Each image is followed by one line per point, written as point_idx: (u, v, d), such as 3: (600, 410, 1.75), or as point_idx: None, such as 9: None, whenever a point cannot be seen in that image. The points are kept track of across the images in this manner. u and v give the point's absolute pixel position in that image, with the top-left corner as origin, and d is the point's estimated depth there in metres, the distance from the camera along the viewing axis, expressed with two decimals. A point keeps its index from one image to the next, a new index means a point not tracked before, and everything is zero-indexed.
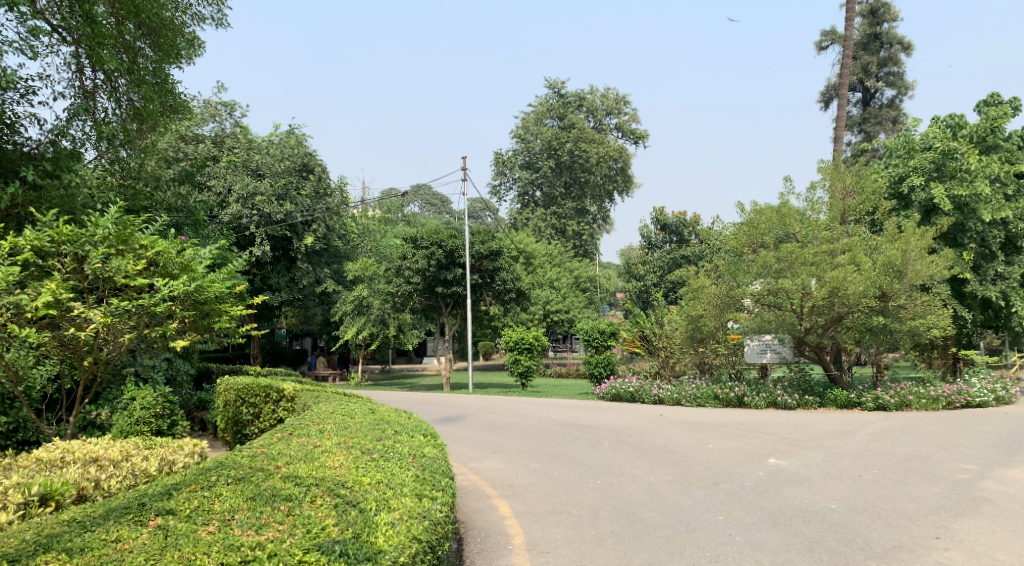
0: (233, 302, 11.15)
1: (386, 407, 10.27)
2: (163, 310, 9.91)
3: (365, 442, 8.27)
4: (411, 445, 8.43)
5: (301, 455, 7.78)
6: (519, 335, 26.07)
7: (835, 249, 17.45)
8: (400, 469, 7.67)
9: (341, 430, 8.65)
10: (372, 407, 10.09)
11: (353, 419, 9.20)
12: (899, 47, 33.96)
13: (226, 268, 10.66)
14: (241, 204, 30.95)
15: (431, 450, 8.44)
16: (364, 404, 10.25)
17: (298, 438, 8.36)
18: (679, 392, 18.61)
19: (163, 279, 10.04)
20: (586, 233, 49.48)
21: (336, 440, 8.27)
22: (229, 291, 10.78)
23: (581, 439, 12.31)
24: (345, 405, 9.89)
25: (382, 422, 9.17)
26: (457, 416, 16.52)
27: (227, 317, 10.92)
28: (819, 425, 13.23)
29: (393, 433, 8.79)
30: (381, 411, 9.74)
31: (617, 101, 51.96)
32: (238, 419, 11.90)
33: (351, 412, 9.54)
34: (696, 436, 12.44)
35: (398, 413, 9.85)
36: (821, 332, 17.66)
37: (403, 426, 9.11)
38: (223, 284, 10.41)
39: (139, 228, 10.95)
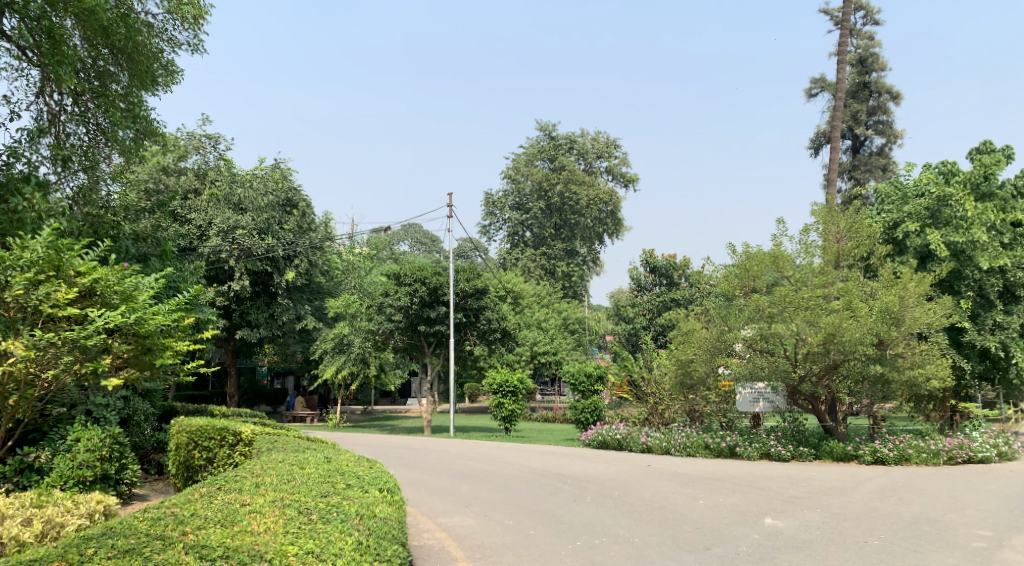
0: (181, 337, 10.30)
1: (345, 456, 9.39)
2: (97, 344, 9.13)
3: (303, 501, 7.39)
4: (361, 503, 7.57)
5: (221, 517, 6.88)
6: (502, 378, 25.18)
7: (829, 293, 16.76)
8: (338, 535, 6.81)
9: (281, 485, 7.78)
10: (328, 455, 9.22)
11: (301, 470, 8.33)
12: (888, 95, 33.68)
13: (174, 300, 9.87)
14: (221, 238, 30.36)
15: (383, 509, 7.59)
16: (322, 452, 9.40)
17: (228, 494, 7.48)
18: (668, 440, 17.71)
19: (98, 310, 9.26)
20: (575, 274, 48.69)
21: (272, 498, 7.40)
22: (176, 324, 9.94)
23: (562, 492, 11.46)
24: (300, 454, 9.02)
25: (334, 474, 8.31)
26: (432, 462, 15.63)
27: (174, 353, 10.10)
28: (815, 480, 12.43)
29: (343, 487, 7.93)
30: (339, 461, 8.87)
31: (608, 144, 51.71)
32: (191, 464, 11.07)
33: (304, 461, 8.67)
34: (685, 490, 11.59)
35: (357, 463, 9.02)
36: (816, 382, 16.95)
37: (357, 480, 8.26)
38: (168, 317, 9.58)
39: (78, 255, 10.18)
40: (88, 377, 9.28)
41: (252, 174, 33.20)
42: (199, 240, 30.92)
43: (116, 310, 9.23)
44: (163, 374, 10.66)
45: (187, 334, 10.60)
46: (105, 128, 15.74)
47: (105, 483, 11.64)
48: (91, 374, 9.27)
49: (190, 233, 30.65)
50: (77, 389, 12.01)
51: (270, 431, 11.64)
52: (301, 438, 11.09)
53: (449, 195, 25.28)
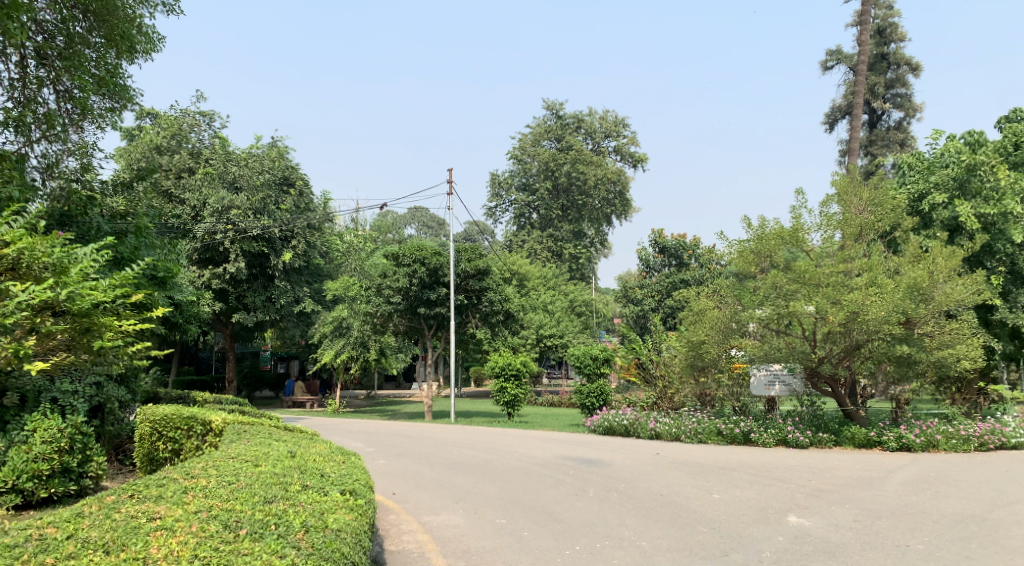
0: (129, 317, 9.32)
1: (313, 450, 8.45)
2: (20, 322, 8.18)
3: (230, 510, 6.48)
4: (304, 511, 6.65)
5: (116, 540, 5.98)
6: (505, 362, 24.19)
7: (852, 269, 15.62)
8: (269, 555, 5.91)
9: (218, 490, 6.90)
10: (294, 449, 8.33)
11: (252, 469, 7.45)
12: (907, 67, 32.37)
13: (116, 274, 8.94)
14: (216, 218, 29.32)
15: (339, 515, 6.67)
16: (288, 445, 8.50)
17: (146, 504, 6.60)
18: (678, 426, 16.67)
19: (23, 283, 8.31)
20: (583, 256, 47.55)
21: (194, 508, 6.49)
22: (119, 303, 8.95)
23: (563, 485, 10.47)
24: (261, 449, 8.10)
25: (290, 473, 7.42)
26: (427, 450, 14.69)
27: (120, 334, 9.14)
28: (839, 470, 11.41)
29: (295, 491, 7.04)
30: (299, 459, 7.91)
31: (616, 123, 50.39)
32: (154, 458, 10.16)
33: (259, 459, 7.76)
34: (698, 482, 10.59)
35: (326, 458, 8.12)
36: (836, 362, 15.87)
37: (311, 482, 7.32)
38: (107, 293, 8.59)
39: (7, 227, 9.29)
40: (12, 362, 8.29)
41: (248, 154, 32.41)
42: (194, 220, 29.97)
43: (44, 285, 8.28)
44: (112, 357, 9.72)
45: (136, 313, 9.64)
46: (74, 93, 14.75)
47: (66, 476, 10.82)
48: (14, 360, 8.26)
49: (183, 214, 29.66)
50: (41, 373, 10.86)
51: (243, 419, 10.71)
52: (275, 428, 10.14)
53: (450, 171, 24.20)
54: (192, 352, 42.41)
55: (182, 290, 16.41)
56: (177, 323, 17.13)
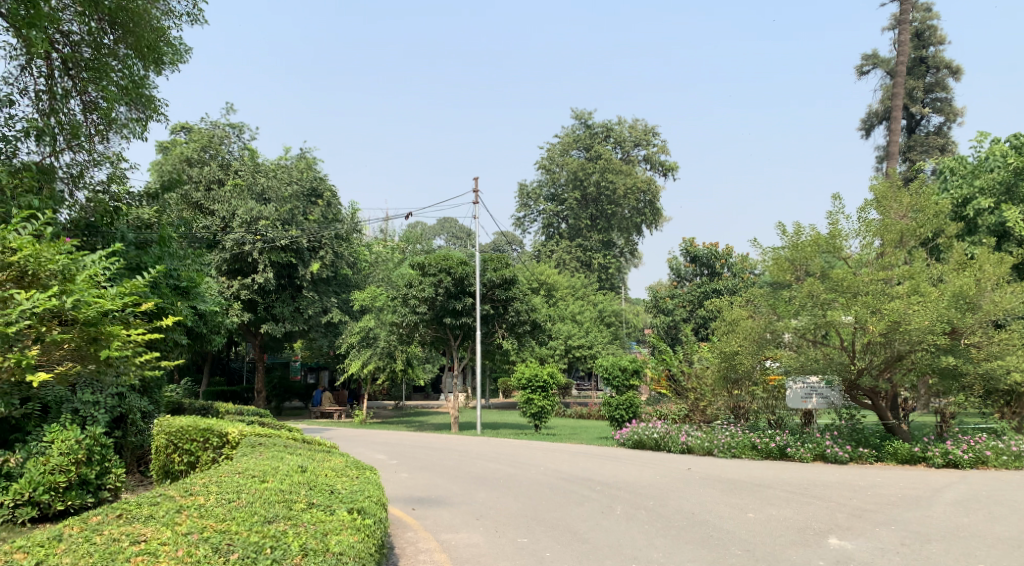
0: (138, 327, 9.08)
1: (326, 464, 8.28)
2: (24, 331, 7.97)
3: (221, 532, 6.30)
4: (300, 534, 6.44)
5: (94, 565, 5.83)
6: (532, 373, 23.79)
7: (892, 277, 15.03)
8: None
9: (217, 507, 6.75)
10: (305, 463, 8.17)
11: (257, 485, 7.29)
12: (947, 71, 31.62)
13: (125, 282, 8.72)
14: (245, 229, 29.20)
15: (341, 538, 6.49)
16: (299, 459, 8.32)
17: (136, 522, 6.45)
18: (711, 440, 16.15)
19: (28, 291, 8.11)
20: (612, 266, 47.06)
21: (183, 529, 6.32)
22: (128, 312, 8.71)
23: (589, 501, 10.07)
24: (270, 464, 7.90)
25: (295, 490, 7.24)
26: (452, 463, 14.34)
27: (130, 343, 8.89)
28: (881, 487, 10.89)
29: (299, 509, 6.87)
30: (308, 475, 7.69)
31: (646, 132, 49.88)
32: (169, 471, 9.87)
33: (266, 475, 7.56)
34: (731, 500, 10.13)
35: (338, 474, 7.93)
36: (877, 375, 15.26)
37: (317, 500, 7.10)
38: (114, 301, 8.36)
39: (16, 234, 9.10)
40: (16, 373, 8.09)
41: (276, 165, 32.45)
42: (223, 232, 29.84)
43: (49, 292, 8.07)
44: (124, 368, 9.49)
45: (146, 323, 9.40)
46: (99, 104, 14.55)
47: (84, 489, 10.50)
48: (17, 370, 8.04)
49: (212, 225, 29.62)
50: (64, 386, 11.08)
51: (260, 431, 10.44)
52: (292, 441, 9.87)
53: (476, 179, 23.92)
54: (222, 363, 42.46)
55: (205, 301, 16.21)
56: (202, 334, 16.93)
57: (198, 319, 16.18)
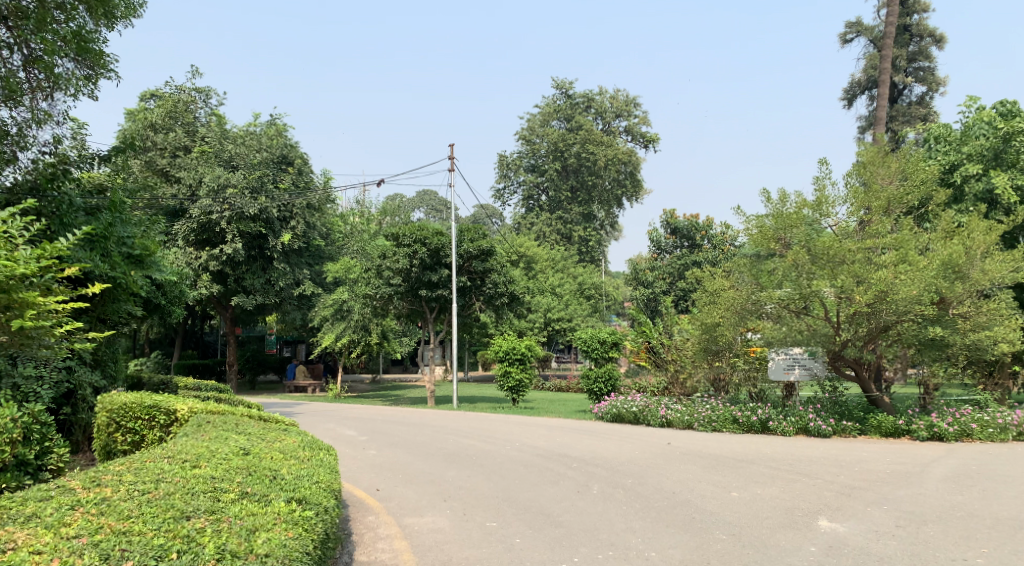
0: (60, 293, 8.45)
1: (271, 447, 7.89)
2: None
3: (118, 534, 5.79)
4: (211, 538, 5.93)
5: None
6: (509, 346, 23.16)
7: (879, 245, 14.50)
8: None
9: (131, 497, 6.33)
10: (247, 445, 7.77)
11: (186, 472, 6.87)
12: (931, 39, 31.02)
13: (46, 244, 8.06)
14: (212, 198, 28.28)
15: (268, 537, 6.07)
16: (241, 441, 7.89)
17: (25, 520, 5.97)
18: (691, 414, 15.63)
19: None
20: (593, 239, 46.42)
21: (71, 532, 5.80)
22: (49, 278, 8.06)
23: (564, 480, 9.53)
24: (204, 452, 7.40)
25: (224, 479, 6.83)
26: (421, 439, 13.74)
27: (53, 313, 8.25)
28: (869, 463, 10.39)
29: (227, 501, 6.46)
30: (243, 465, 7.17)
31: (627, 103, 49.04)
32: (111, 451, 9.26)
33: (194, 466, 7.05)
34: (714, 477, 9.59)
35: (284, 460, 7.54)
36: (861, 346, 14.77)
37: (248, 492, 6.69)
38: (32, 267, 7.70)
39: None
40: None
41: (246, 132, 31.55)
42: (191, 200, 29.03)
43: None
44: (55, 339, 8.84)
45: (69, 290, 8.74)
46: (40, 58, 13.95)
47: (22, 469, 9.84)
48: None
49: (180, 193, 28.81)
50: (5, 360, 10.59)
51: (212, 407, 9.85)
52: (246, 418, 9.30)
53: (451, 145, 23.22)
54: (196, 336, 41.61)
55: (162, 270, 15.53)
56: (161, 306, 16.23)
57: (153, 289, 15.49)
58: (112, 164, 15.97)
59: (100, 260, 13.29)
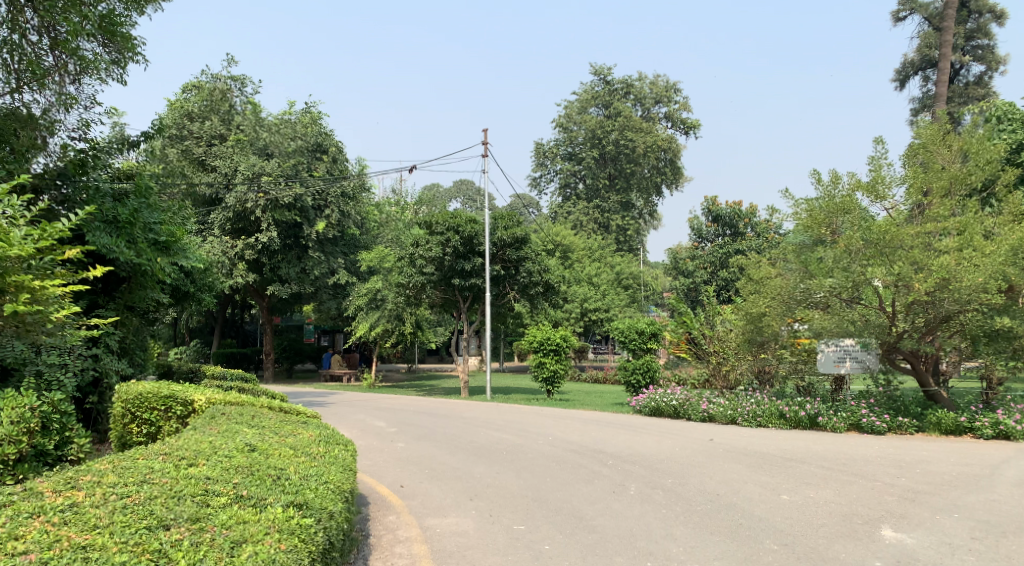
0: (57, 276, 8.12)
1: (279, 442, 7.42)
2: None
3: (74, 550, 5.36)
4: (181, 555, 5.46)
5: None
6: (544, 335, 22.55)
7: (939, 230, 13.77)
8: None
9: (105, 504, 5.89)
10: (251, 440, 7.30)
11: (175, 473, 6.41)
12: (990, 15, 29.72)
13: (43, 225, 7.71)
14: (247, 186, 27.99)
15: (253, 551, 5.62)
16: (249, 435, 7.42)
17: None
18: (734, 408, 14.92)
19: None
20: (631, 228, 45.61)
21: (20, 548, 5.36)
22: (43, 259, 7.71)
23: (598, 479, 8.95)
24: (207, 447, 6.96)
25: (216, 480, 6.37)
26: (452, 432, 13.21)
27: (53, 296, 7.90)
28: (930, 463, 9.66)
29: (214, 507, 6.01)
30: (244, 464, 6.71)
31: (667, 89, 48.02)
32: (126, 444, 8.82)
33: (191, 464, 6.61)
34: (762, 477, 8.96)
35: (290, 458, 7.07)
36: (919, 338, 13.97)
37: (244, 494, 6.24)
38: (28, 247, 7.35)
39: None
40: None
41: (280, 119, 31.29)
42: (227, 189, 28.88)
43: None
44: (60, 326, 8.48)
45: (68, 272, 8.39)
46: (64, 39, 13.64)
47: (40, 459, 9.46)
48: None
49: (215, 181, 28.62)
50: (26, 346, 10.31)
51: (232, 398, 9.41)
52: (264, 411, 8.86)
53: (485, 131, 22.60)
54: (234, 325, 41.59)
55: (190, 255, 15.15)
56: (190, 293, 15.91)
57: (181, 276, 15.15)
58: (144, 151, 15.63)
59: (126, 246, 12.94)
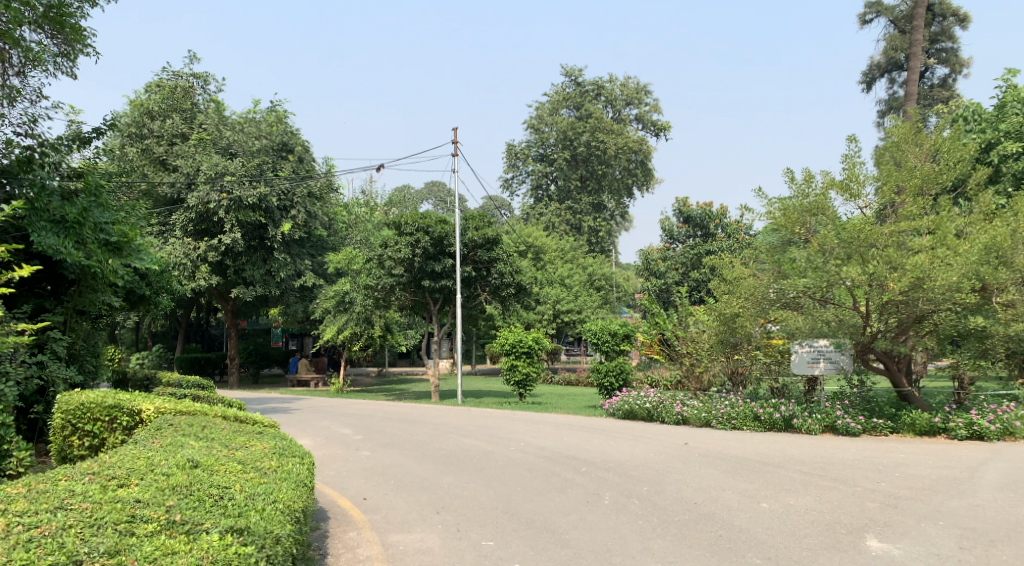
0: None
1: (227, 457, 7.00)
2: None
3: None
4: None
5: None
6: (515, 338, 22.18)
7: (913, 228, 13.59)
8: None
9: (15, 535, 5.43)
10: (194, 456, 6.86)
11: (100, 496, 5.97)
12: (954, 19, 29.81)
13: None
14: (210, 186, 27.31)
15: None
16: (193, 450, 6.99)
17: None
18: (708, 410, 14.65)
19: None
20: (603, 229, 45.36)
21: None
22: None
23: (570, 488, 8.59)
24: (144, 465, 6.51)
25: (146, 504, 5.93)
26: (420, 438, 12.79)
27: None
28: (910, 467, 9.41)
29: (142, 536, 5.57)
30: (182, 484, 6.27)
31: (638, 90, 47.85)
32: (66, 457, 8.47)
33: (122, 486, 6.16)
34: (740, 483, 8.65)
35: (237, 475, 6.63)
36: (893, 338, 13.74)
37: (177, 520, 5.79)
38: None
39: None
40: None
41: (245, 119, 30.66)
42: (189, 189, 28.04)
43: None
44: None
45: None
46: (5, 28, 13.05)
47: None
48: None
49: (177, 181, 27.87)
50: None
51: (184, 407, 8.98)
52: (217, 421, 8.42)
53: (455, 130, 22.16)
54: (200, 329, 40.73)
55: (146, 256, 14.61)
56: (145, 297, 15.34)
57: (136, 278, 14.58)
58: (98, 149, 15.05)
59: (74, 248, 12.39)
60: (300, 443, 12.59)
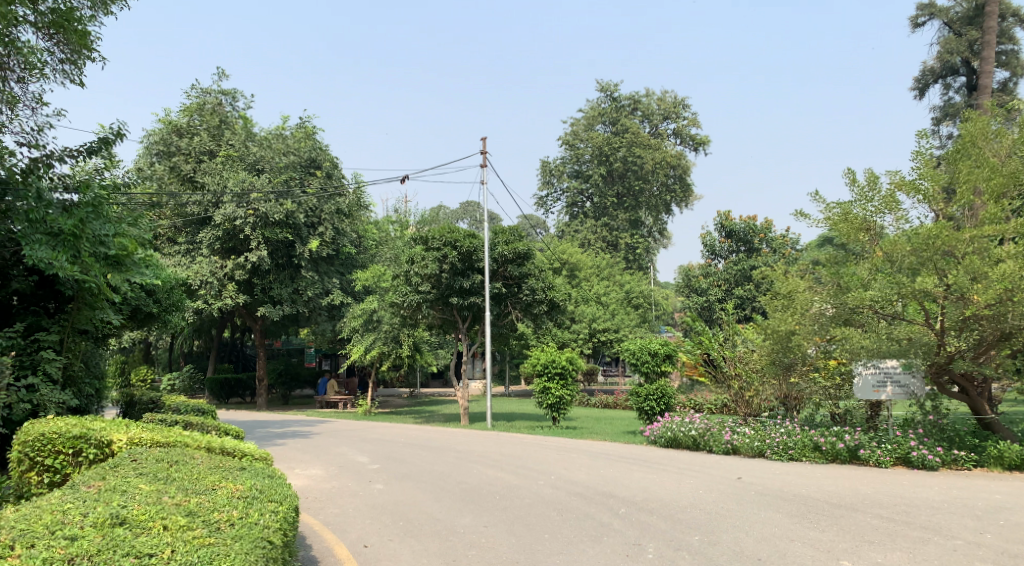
0: None
1: (173, 508, 6.05)
2: None
3: None
4: None
5: None
6: (548, 358, 20.81)
7: (996, 233, 12.17)
8: None
9: None
10: (125, 508, 5.96)
11: None
12: (1014, 19, 28.13)
13: None
14: (236, 204, 26.39)
15: None
16: (132, 501, 6.07)
17: None
18: (762, 439, 13.20)
19: None
20: (641, 247, 43.86)
21: None
22: None
23: (603, 536, 7.33)
24: (47, 522, 5.69)
25: None
26: (442, 469, 11.54)
27: None
28: (1013, 512, 7.99)
29: None
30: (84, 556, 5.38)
31: (675, 104, 46.43)
32: (23, 497, 7.66)
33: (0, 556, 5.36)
34: (811, 532, 7.32)
35: (169, 535, 5.69)
36: (974, 358, 12.24)
37: None
38: None
39: None
40: None
41: (273, 134, 29.87)
42: (215, 206, 27.17)
43: None
44: None
45: None
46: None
47: None
48: None
49: (202, 199, 26.94)
50: None
51: (165, 436, 8.04)
52: (195, 454, 7.43)
53: (484, 140, 21.10)
54: (232, 349, 40.12)
55: (154, 271, 13.52)
56: (153, 314, 14.29)
57: (141, 294, 13.57)
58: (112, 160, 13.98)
59: (69, 262, 11.13)
60: (309, 473, 11.43)
